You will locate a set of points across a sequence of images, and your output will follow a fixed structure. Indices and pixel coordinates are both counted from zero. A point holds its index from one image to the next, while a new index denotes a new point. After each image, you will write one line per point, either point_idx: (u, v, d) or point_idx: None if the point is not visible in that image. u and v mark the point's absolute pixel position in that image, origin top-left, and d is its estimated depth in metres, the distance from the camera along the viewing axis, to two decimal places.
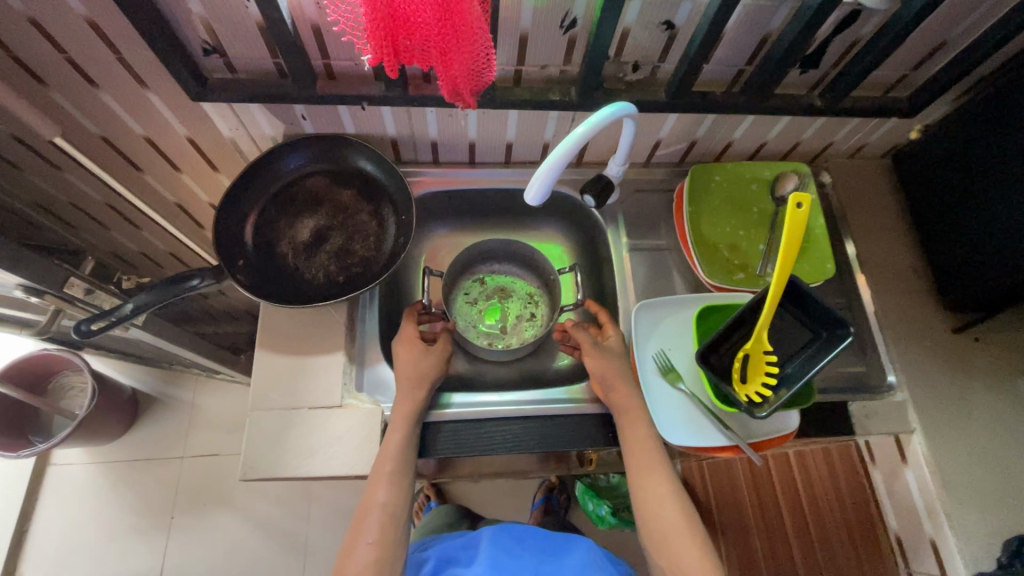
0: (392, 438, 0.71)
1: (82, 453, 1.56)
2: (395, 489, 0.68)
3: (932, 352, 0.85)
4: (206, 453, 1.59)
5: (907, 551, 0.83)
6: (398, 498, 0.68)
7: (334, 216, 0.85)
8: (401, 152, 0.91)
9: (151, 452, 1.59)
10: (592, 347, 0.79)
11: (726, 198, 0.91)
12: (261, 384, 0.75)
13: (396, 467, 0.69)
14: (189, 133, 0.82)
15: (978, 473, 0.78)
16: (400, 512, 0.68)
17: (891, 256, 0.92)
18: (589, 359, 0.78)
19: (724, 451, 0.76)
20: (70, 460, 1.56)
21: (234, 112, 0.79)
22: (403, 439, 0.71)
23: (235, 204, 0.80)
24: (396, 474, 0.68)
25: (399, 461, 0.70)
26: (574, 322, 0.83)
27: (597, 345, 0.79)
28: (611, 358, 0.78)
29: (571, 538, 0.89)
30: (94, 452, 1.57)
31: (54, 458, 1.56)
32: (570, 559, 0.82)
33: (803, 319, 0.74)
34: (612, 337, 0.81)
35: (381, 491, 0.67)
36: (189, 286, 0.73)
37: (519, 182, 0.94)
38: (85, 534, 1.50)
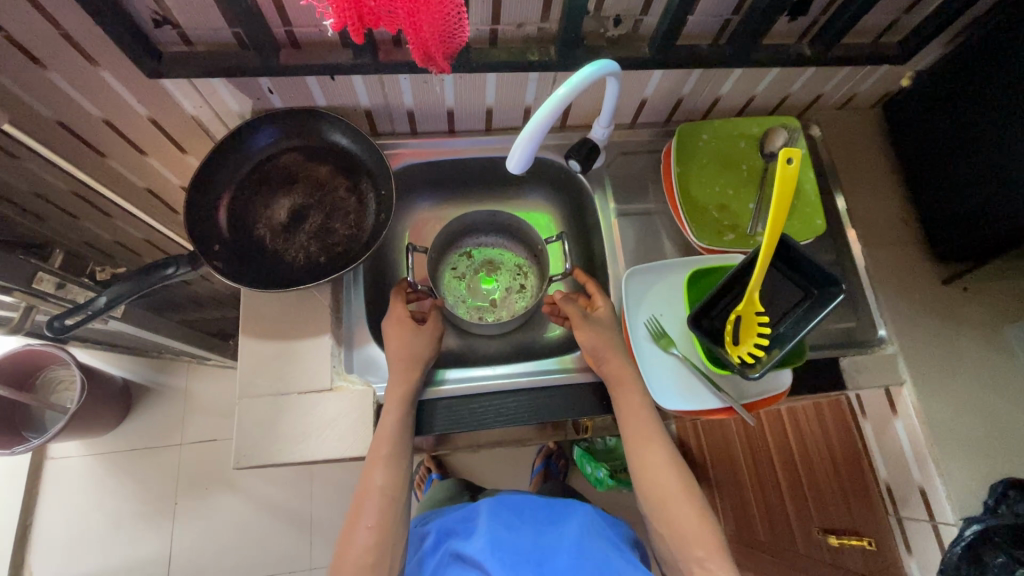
0: (387, 421, 0.70)
1: (80, 446, 1.56)
2: (392, 471, 0.67)
3: (922, 304, 0.85)
4: (205, 439, 1.60)
5: (897, 498, 0.85)
6: (397, 481, 0.67)
7: (311, 194, 0.82)
8: (376, 124, 0.87)
9: (149, 441, 1.58)
10: (584, 322, 0.78)
11: (715, 157, 0.89)
12: (247, 371, 0.73)
13: (392, 449, 0.68)
14: (151, 114, 0.78)
15: (967, 420, 0.79)
16: (400, 495, 0.68)
17: (881, 209, 0.91)
18: (582, 335, 0.77)
19: (718, 413, 0.76)
20: (69, 453, 1.55)
21: (196, 88, 0.74)
22: (398, 420, 0.70)
23: (205, 186, 0.76)
24: (393, 456, 0.68)
25: (396, 443, 0.69)
26: (561, 296, 0.82)
27: (588, 318, 0.78)
28: (604, 330, 0.78)
29: (569, 505, 0.89)
30: (92, 444, 1.57)
31: (50, 452, 1.55)
32: (569, 527, 0.82)
33: (794, 278, 0.73)
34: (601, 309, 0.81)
35: (378, 475, 0.67)
36: (167, 274, 0.70)
37: (502, 150, 0.90)
38: (91, 525, 1.51)
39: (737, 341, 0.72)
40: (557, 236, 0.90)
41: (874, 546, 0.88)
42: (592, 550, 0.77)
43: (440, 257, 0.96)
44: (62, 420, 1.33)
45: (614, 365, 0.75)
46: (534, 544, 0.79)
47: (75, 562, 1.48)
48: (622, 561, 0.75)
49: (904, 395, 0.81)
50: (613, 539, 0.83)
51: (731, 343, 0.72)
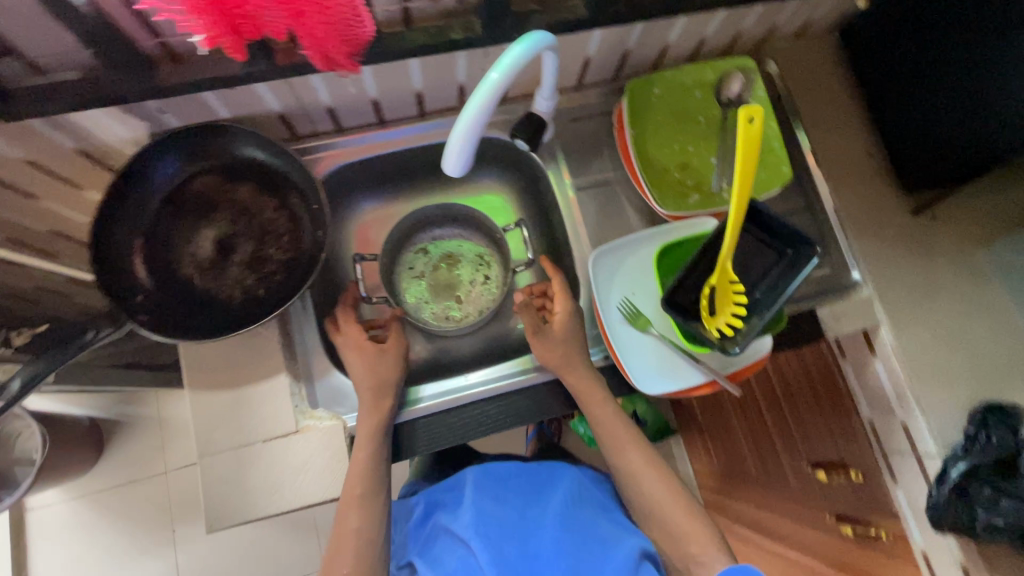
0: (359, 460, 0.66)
1: (60, 491, 1.49)
2: (372, 517, 0.65)
3: (892, 239, 0.83)
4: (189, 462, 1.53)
5: (880, 433, 0.86)
6: (379, 521, 0.65)
7: (236, 219, 0.74)
8: (295, 127, 0.77)
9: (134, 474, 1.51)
10: (538, 336, 0.74)
11: (670, 112, 0.82)
12: (203, 425, 0.68)
13: (369, 492, 0.65)
14: None
15: (944, 352, 0.79)
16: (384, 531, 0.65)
17: (846, 144, 0.86)
18: (538, 348, 0.73)
19: (702, 388, 0.74)
20: (50, 501, 1.49)
21: (72, 121, 0.64)
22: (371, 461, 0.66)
23: (112, 232, 0.67)
24: (368, 497, 0.65)
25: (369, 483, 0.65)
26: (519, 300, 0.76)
27: (541, 330, 0.74)
28: (561, 340, 0.74)
29: (560, 470, 0.85)
30: (73, 488, 1.50)
31: (30, 502, 1.48)
32: (554, 498, 0.77)
33: (767, 238, 0.70)
34: (560, 318, 0.75)
35: (354, 520, 0.64)
36: (88, 339, 0.64)
37: (442, 136, 0.82)
38: (92, 564, 1.48)
39: (713, 312, 0.69)
40: (515, 223, 0.84)
41: (861, 478, 0.91)
42: (580, 522, 0.72)
43: (394, 259, 0.89)
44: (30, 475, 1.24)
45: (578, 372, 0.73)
46: (521, 516, 0.74)
47: None
48: (608, 525, 0.73)
49: (881, 335, 0.80)
50: (602, 504, 0.79)
51: (708, 315, 0.69)
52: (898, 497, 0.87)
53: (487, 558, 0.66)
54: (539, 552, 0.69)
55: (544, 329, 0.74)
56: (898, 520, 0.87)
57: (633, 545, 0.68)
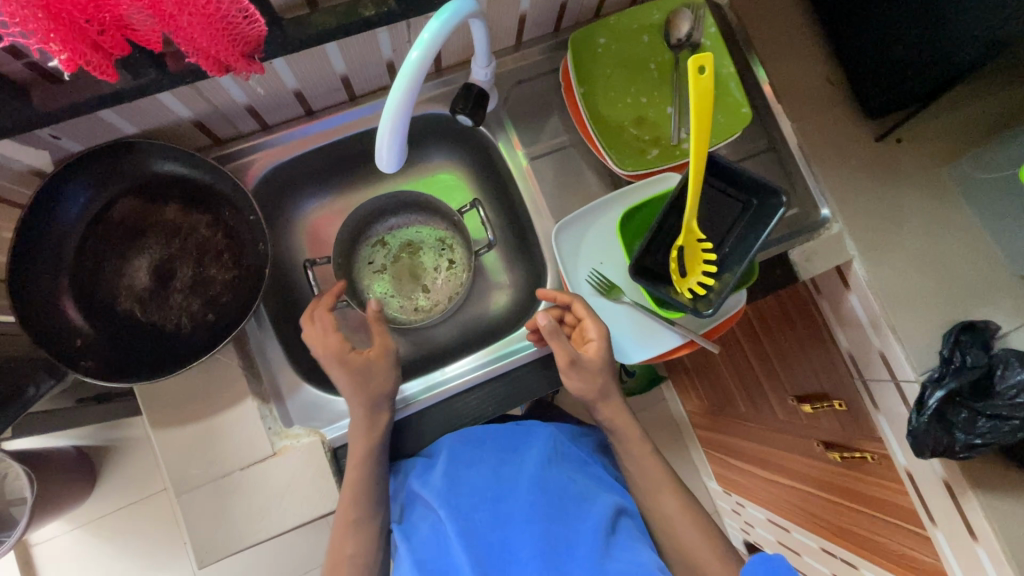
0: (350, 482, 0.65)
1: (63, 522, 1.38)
2: (364, 531, 0.66)
3: (859, 169, 0.81)
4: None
5: (861, 364, 0.86)
6: (371, 532, 0.66)
7: (169, 242, 0.69)
8: (215, 132, 0.70)
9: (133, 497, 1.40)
10: (571, 369, 0.67)
11: (618, 63, 0.77)
12: (175, 465, 0.65)
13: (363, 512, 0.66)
14: None
15: (918, 278, 0.78)
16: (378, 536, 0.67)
17: (804, 74, 0.82)
18: (571, 381, 0.68)
19: (680, 350, 0.73)
20: (53, 533, 1.38)
21: None
22: (352, 485, 0.65)
23: (32, 278, 0.62)
24: (362, 518, 0.65)
25: (356, 498, 0.65)
26: (550, 326, 0.65)
27: (574, 362, 0.67)
28: (594, 369, 0.68)
29: (535, 424, 0.80)
30: (75, 517, 1.39)
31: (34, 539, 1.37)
32: (529, 457, 0.73)
33: (729, 189, 0.67)
34: (596, 344, 0.68)
35: (349, 550, 0.65)
36: (32, 395, 0.61)
37: (380, 119, 0.75)
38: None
39: (683, 273, 0.67)
40: (471, 203, 0.80)
41: (845, 406, 0.93)
42: (556, 481, 0.69)
43: (351, 256, 0.85)
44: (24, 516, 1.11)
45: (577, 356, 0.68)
46: (494, 476, 0.71)
47: None
48: (583, 484, 0.70)
49: (855, 269, 0.79)
50: (578, 455, 0.76)
51: (678, 277, 0.67)
52: (880, 421, 0.87)
53: (456, 529, 0.65)
54: (511, 517, 0.66)
55: (577, 356, 0.67)
56: (882, 443, 0.88)
57: (608, 504, 0.67)
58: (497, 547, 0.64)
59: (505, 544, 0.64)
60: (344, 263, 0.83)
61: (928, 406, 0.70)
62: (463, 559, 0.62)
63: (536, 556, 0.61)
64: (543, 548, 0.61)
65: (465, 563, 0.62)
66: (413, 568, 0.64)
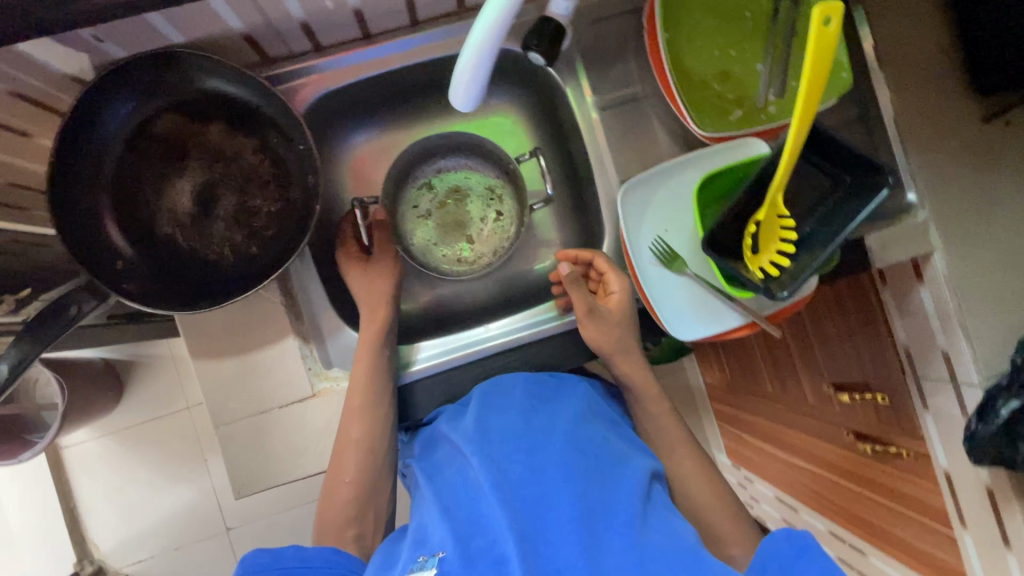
0: (353, 405, 0.62)
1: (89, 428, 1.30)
2: (363, 456, 0.63)
3: (959, 152, 0.73)
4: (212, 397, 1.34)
5: (916, 364, 0.81)
6: (369, 455, 0.63)
7: (212, 165, 0.66)
8: (265, 49, 0.65)
9: (158, 410, 1.32)
10: (590, 318, 0.69)
11: (710, 8, 0.69)
12: (212, 397, 0.64)
13: (369, 438, 0.63)
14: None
15: (1000, 278, 0.73)
16: (379, 457, 0.64)
17: (915, 38, 0.73)
18: (588, 331, 0.69)
19: (740, 330, 0.70)
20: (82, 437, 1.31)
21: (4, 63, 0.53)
22: (367, 417, 0.63)
23: (72, 193, 0.58)
24: (365, 440, 0.63)
25: (373, 431, 0.63)
26: (571, 275, 0.68)
27: (593, 312, 0.69)
28: (611, 322, 0.69)
29: (572, 379, 0.70)
30: (101, 425, 1.31)
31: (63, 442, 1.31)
32: (564, 409, 0.62)
33: (821, 162, 0.63)
34: (618, 296, 0.70)
35: (348, 475, 0.62)
36: (72, 315, 0.56)
37: (441, 50, 0.69)
38: (134, 498, 1.32)
39: (756, 251, 0.63)
40: (530, 152, 0.75)
41: (887, 401, 0.87)
42: (595, 437, 0.58)
43: (395, 197, 0.80)
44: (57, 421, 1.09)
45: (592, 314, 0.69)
46: (528, 423, 0.59)
47: (128, 553, 1.32)
48: (619, 444, 0.59)
49: (934, 262, 0.74)
50: (615, 420, 0.66)
51: (749, 254, 0.63)
52: (924, 421, 0.82)
53: (487, 473, 0.52)
54: (546, 466, 0.52)
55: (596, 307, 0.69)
56: (921, 442, 0.84)
57: (642, 470, 0.55)
58: (538, 498, 0.49)
59: (543, 496, 0.49)
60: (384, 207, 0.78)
61: (1000, 417, 0.67)
62: (496, 506, 0.48)
63: (575, 511, 0.47)
64: (582, 508, 0.47)
65: (499, 514, 0.47)
66: (434, 516, 0.51)
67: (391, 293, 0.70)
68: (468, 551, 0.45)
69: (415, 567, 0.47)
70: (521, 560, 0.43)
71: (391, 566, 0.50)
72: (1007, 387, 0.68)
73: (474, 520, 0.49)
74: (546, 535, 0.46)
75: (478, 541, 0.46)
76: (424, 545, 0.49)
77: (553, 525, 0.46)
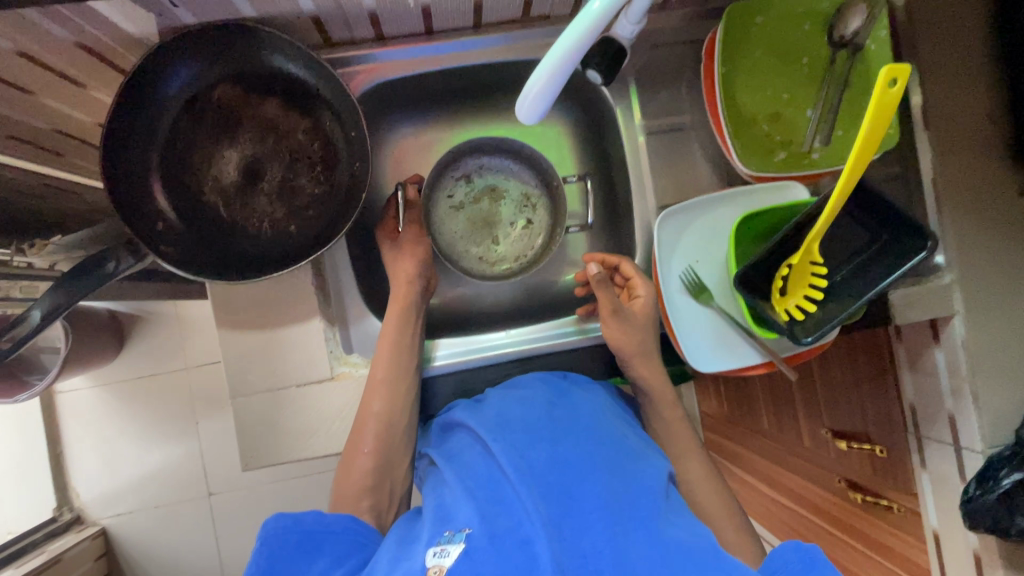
0: (376, 377, 0.64)
1: (86, 376, 1.27)
2: (382, 429, 0.62)
3: (993, 223, 0.73)
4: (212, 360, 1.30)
5: (921, 422, 0.82)
6: (387, 427, 0.63)
7: (263, 140, 0.66)
8: (328, 32, 0.65)
9: (156, 369, 1.29)
10: (614, 318, 0.68)
11: (769, 49, 0.69)
12: (232, 367, 0.65)
13: (390, 411, 0.64)
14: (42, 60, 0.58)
15: (1013, 350, 0.74)
16: (399, 422, 0.64)
17: (964, 105, 0.72)
18: (611, 331, 0.68)
19: (756, 368, 0.71)
20: (78, 386, 1.28)
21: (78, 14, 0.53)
22: (388, 396, 0.64)
23: (123, 151, 0.59)
24: (385, 414, 0.63)
25: (394, 413, 0.64)
26: (599, 275, 0.67)
27: (618, 312, 0.68)
28: (636, 326, 0.69)
29: (586, 381, 0.70)
30: (100, 373, 1.28)
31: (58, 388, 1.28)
32: (584, 405, 0.63)
33: (861, 218, 0.66)
34: (642, 300, 0.70)
35: (367, 446, 0.61)
36: (109, 271, 0.59)
37: (499, 55, 0.70)
38: (121, 450, 1.29)
39: (784, 293, 0.65)
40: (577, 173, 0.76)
41: (885, 453, 0.87)
42: (614, 434, 0.59)
43: (433, 187, 0.80)
44: (56, 366, 1.06)
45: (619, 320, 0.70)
46: (549, 417, 0.60)
47: (110, 505, 1.28)
48: (636, 440, 0.60)
49: (953, 326, 0.75)
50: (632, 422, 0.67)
51: (777, 296, 0.66)
52: (920, 478, 0.84)
53: (511, 461, 0.54)
54: (569, 459, 0.54)
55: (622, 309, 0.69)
56: (914, 498, 0.86)
57: (662, 469, 0.56)
58: (563, 486, 0.50)
59: (567, 485, 0.51)
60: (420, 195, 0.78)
61: (1002, 487, 0.70)
62: (523, 490, 0.49)
63: (600, 500, 0.48)
64: (607, 498, 0.49)
65: (526, 498, 0.48)
66: (458, 497, 0.52)
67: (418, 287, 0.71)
68: (495, 530, 0.46)
69: (442, 540, 0.47)
70: (549, 539, 0.44)
71: (413, 540, 0.50)
72: (1010, 459, 0.72)
73: (499, 503, 0.50)
74: (573, 520, 0.47)
75: (504, 520, 0.48)
76: (448, 522, 0.49)
77: (578, 511, 0.48)
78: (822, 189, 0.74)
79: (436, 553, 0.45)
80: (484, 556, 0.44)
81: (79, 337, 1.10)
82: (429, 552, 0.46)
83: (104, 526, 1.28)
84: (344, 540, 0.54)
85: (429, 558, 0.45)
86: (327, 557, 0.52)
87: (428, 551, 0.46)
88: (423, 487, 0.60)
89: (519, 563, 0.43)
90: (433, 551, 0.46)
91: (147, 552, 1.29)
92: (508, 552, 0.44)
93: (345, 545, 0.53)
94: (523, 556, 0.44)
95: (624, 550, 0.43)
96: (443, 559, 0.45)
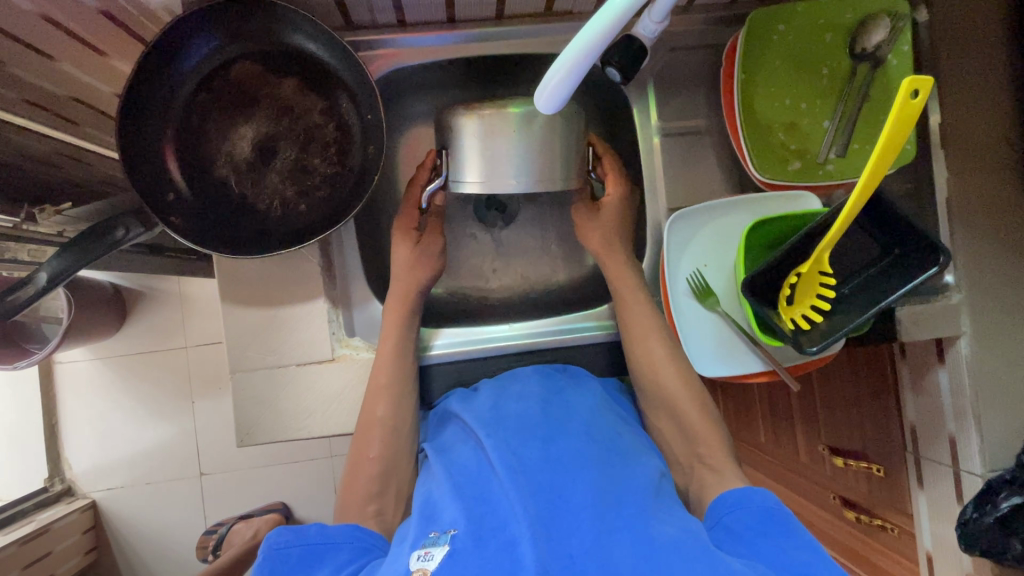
0: (388, 371, 0.64)
1: (85, 348, 1.27)
2: (387, 434, 0.62)
3: (1006, 246, 0.72)
4: (212, 340, 1.29)
5: (921, 442, 0.81)
6: (395, 393, 0.64)
7: (277, 117, 0.66)
8: (351, 14, 0.65)
9: (155, 345, 1.29)
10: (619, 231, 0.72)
11: (789, 58, 0.68)
12: (235, 343, 0.66)
13: (406, 415, 0.64)
14: (66, 28, 0.58)
15: (1017, 373, 0.74)
16: (405, 389, 0.65)
17: (981, 125, 0.71)
18: None
19: (759, 374, 0.71)
20: (79, 357, 1.28)
21: None
22: (391, 359, 0.65)
23: (137, 121, 0.60)
24: (396, 407, 0.63)
25: (406, 404, 0.64)
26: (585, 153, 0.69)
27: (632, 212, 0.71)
28: None
29: (583, 376, 0.69)
30: (98, 346, 1.28)
31: (57, 358, 1.28)
32: (578, 397, 0.63)
33: (874, 230, 0.66)
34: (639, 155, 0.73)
35: (372, 451, 0.61)
36: (118, 237, 0.60)
37: (520, 47, 0.69)
38: (114, 424, 1.28)
39: (790, 303, 0.66)
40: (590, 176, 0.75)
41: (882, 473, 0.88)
42: (607, 430, 0.58)
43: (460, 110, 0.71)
44: (56, 336, 1.05)
45: (630, 286, 0.69)
46: (544, 414, 0.59)
47: (103, 479, 1.28)
48: (629, 436, 0.59)
49: (959, 346, 0.74)
50: (628, 415, 0.66)
51: (784, 304, 0.66)
52: (916, 499, 0.84)
53: (501, 459, 0.53)
54: (561, 458, 0.53)
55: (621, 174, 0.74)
56: (910, 520, 0.86)
57: (653, 467, 0.55)
58: (551, 486, 0.50)
59: (558, 485, 0.50)
60: (455, 129, 0.66)
61: (1001, 510, 0.70)
62: (510, 490, 0.49)
63: (593, 502, 0.48)
64: (599, 495, 0.48)
65: (513, 498, 0.48)
66: (446, 494, 0.52)
67: (424, 277, 0.71)
68: (480, 531, 0.46)
69: (426, 542, 0.46)
70: (533, 540, 0.43)
71: (402, 540, 0.50)
72: (1010, 482, 0.71)
73: (487, 502, 0.50)
74: (560, 522, 0.46)
75: (491, 521, 0.47)
76: (433, 523, 0.49)
77: (567, 513, 0.47)
78: (834, 200, 0.74)
79: (420, 556, 0.45)
80: (468, 559, 0.43)
81: (82, 308, 1.10)
82: (412, 554, 0.45)
83: (93, 499, 1.28)
84: (347, 548, 0.53)
85: (413, 561, 0.44)
86: (329, 566, 0.51)
87: (412, 553, 0.45)
88: (415, 483, 0.60)
89: (502, 564, 0.42)
90: (417, 554, 0.45)
91: (136, 528, 1.28)
92: (493, 553, 0.44)
93: (348, 552, 0.53)
94: (507, 558, 0.43)
95: (611, 551, 0.43)
96: (427, 563, 0.44)
